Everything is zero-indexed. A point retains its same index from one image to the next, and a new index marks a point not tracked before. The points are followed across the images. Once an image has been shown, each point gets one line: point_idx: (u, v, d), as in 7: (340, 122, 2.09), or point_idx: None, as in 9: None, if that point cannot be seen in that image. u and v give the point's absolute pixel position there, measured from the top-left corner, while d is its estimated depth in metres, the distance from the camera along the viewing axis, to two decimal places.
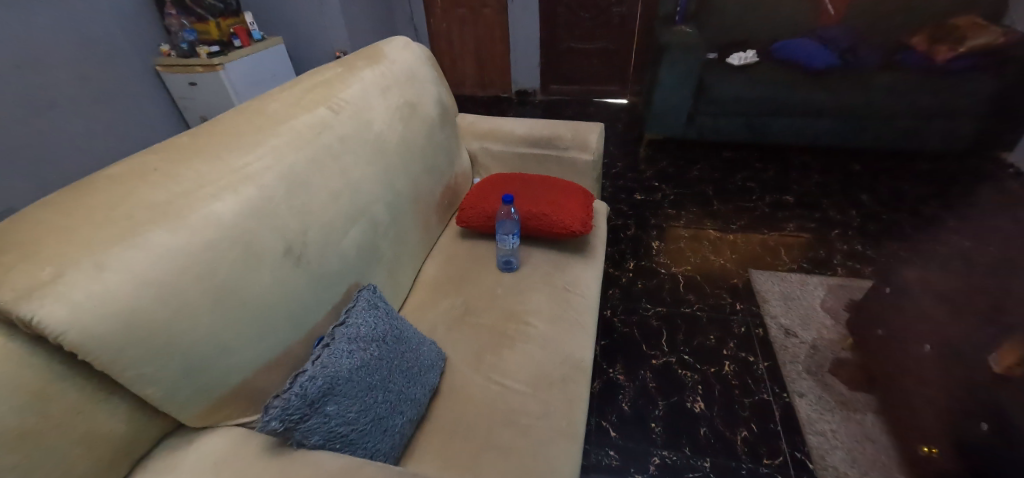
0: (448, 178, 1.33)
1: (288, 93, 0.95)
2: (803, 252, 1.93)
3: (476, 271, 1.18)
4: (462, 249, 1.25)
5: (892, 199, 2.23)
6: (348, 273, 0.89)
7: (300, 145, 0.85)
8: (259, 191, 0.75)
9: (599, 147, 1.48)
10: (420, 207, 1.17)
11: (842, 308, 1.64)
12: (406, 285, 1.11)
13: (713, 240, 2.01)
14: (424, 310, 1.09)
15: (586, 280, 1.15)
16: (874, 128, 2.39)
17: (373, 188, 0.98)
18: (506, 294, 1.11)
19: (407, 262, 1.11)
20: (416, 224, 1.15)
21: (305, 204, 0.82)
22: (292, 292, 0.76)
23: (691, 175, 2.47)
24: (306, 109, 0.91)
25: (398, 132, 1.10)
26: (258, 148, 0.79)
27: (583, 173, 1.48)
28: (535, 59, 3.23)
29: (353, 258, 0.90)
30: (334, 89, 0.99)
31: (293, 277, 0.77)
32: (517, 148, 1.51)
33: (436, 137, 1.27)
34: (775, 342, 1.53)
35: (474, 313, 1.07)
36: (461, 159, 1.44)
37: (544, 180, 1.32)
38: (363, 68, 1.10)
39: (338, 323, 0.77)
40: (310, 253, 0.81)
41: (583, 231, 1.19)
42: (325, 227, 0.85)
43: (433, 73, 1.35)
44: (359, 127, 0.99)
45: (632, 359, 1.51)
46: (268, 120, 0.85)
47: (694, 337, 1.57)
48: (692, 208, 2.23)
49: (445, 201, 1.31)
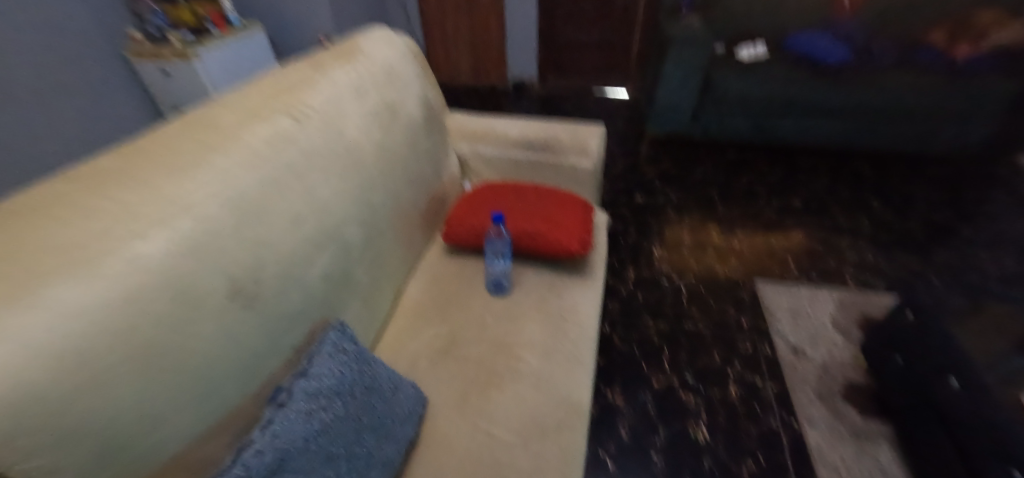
0: (434, 187, 1.21)
1: (245, 98, 0.81)
2: (812, 262, 1.83)
3: (464, 293, 1.07)
4: (450, 268, 1.14)
5: (902, 205, 2.13)
6: (312, 308, 0.77)
7: (257, 160, 0.72)
8: (200, 222, 0.62)
9: (601, 153, 1.36)
10: (401, 222, 1.05)
11: (853, 326, 1.55)
12: (385, 313, 0.99)
13: (719, 249, 1.90)
14: (404, 340, 0.98)
15: (584, 306, 1.05)
16: (886, 129, 2.28)
17: (344, 206, 0.86)
18: (495, 322, 1.01)
19: (386, 287, 1.00)
20: (397, 242, 1.04)
21: (259, 233, 0.69)
22: (241, 339, 0.65)
23: (694, 175, 2.35)
24: (263, 114, 0.77)
25: (375, 141, 0.98)
26: (202, 168, 0.66)
27: (582, 182, 1.36)
28: (532, 49, 3.07)
29: (319, 290, 0.79)
30: (300, 92, 0.85)
31: (242, 322, 0.65)
32: (512, 153, 1.39)
33: (420, 143, 1.15)
34: (784, 363, 1.44)
35: (461, 344, 0.97)
36: (449, 165, 1.32)
37: (541, 193, 1.21)
38: (335, 66, 0.97)
39: (297, 374, 0.67)
40: (265, 289, 0.69)
41: (582, 252, 1.07)
42: (285, 258, 0.73)
43: (416, 71, 1.22)
44: (327, 135, 0.85)
45: (632, 381, 1.41)
46: (216, 132, 0.72)
47: (698, 357, 1.47)
48: (696, 212, 2.12)
49: (431, 213, 1.20)
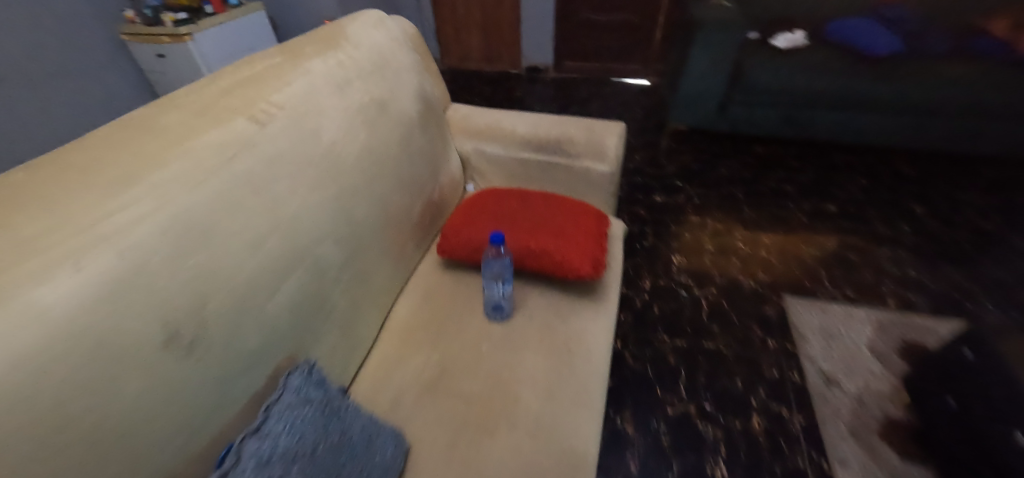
0: (430, 192, 1.09)
1: (199, 94, 0.68)
2: (847, 276, 1.66)
3: (459, 316, 0.96)
4: (444, 284, 1.02)
5: (949, 212, 1.94)
6: (272, 346, 0.66)
7: (204, 174, 0.59)
8: (120, 257, 0.50)
9: (619, 154, 1.22)
10: (390, 235, 0.93)
11: (892, 352, 1.40)
12: (368, 338, 0.89)
13: (744, 257, 1.74)
14: (389, 370, 0.87)
15: (594, 335, 0.92)
16: (936, 128, 2.06)
17: (317, 223, 0.74)
18: (492, 352, 0.89)
19: (369, 308, 0.88)
20: (384, 257, 0.92)
21: (204, 263, 0.58)
22: (176, 395, 0.54)
23: (719, 172, 2.17)
24: (216, 116, 0.65)
25: (359, 144, 0.85)
26: (131, 187, 0.54)
27: (596, 187, 1.22)
28: (548, 31, 2.88)
29: (282, 324, 0.68)
30: (266, 87, 0.72)
31: (177, 373, 0.54)
32: (519, 152, 1.25)
33: (414, 143, 1.02)
34: (813, 392, 1.30)
35: (452, 377, 0.86)
36: (448, 165, 1.19)
37: (549, 202, 1.07)
38: (311, 55, 0.83)
39: (248, 432, 0.57)
40: (211, 330, 0.58)
41: (592, 275, 0.93)
42: (238, 291, 0.61)
43: (412, 59, 1.08)
44: (298, 138, 0.72)
45: (643, 405, 1.30)
46: (155, 138, 0.60)
47: (717, 380, 1.35)
48: (720, 214, 1.95)
49: (426, 221, 1.08)
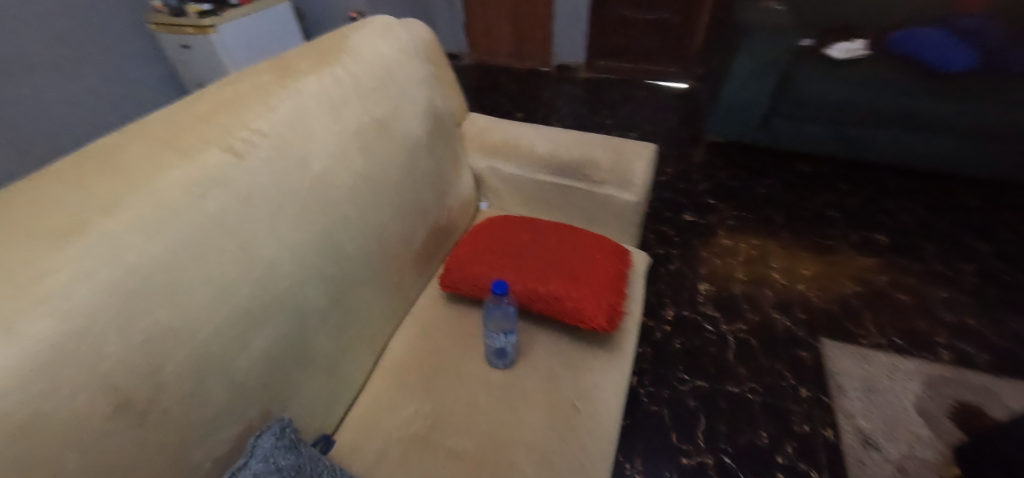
0: (435, 217, 1.01)
1: (174, 120, 0.62)
2: (894, 320, 1.50)
3: (457, 359, 0.89)
4: (444, 319, 0.95)
5: (1019, 252, 1.73)
6: (243, 404, 0.61)
7: (168, 219, 0.53)
8: (62, 321, 0.44)
9: (646, 182, 1.10)
10: (388, 269, 0.87)
11: (943, 414, 1.25)
12: (357, 380, 0.82)
13: (779, 290, 1.60)
14: (378, 417, 0.81)
15: (602, 392, 0.84)
16: (1010, 156, 1.84)
17: (300, 264, 0.67)
18: (490, 405, 0.82)
19: (360, 349, 0.82)
20: (380, 292, 0.85)
21: (162, 321, 0.52)
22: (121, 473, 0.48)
23: (757, 192, 2.01)
24: (188, 149, 0.58)
25: (355, 172, 0.77)
26: (80, 237, 0.48)
27: (618, 216, 1.12)
28: (582, 29, 2.73)
29: (254, 380, 0.62)
30: (247, 112, 0.65)
31: (126, 446, 0.49)
32: (537, 174, 1.15)
33: (419, 166, 0.94)
34: (848, 455, 1.18)
35: (444, 431, 0.79)
36: (459, 185, 1.11)
37: (563, 237, 0.99)
38: (305, 72, 0.75)
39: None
40: (168, 395, 0.52)
41: (607, 329, 0.85)
42: (201, 347, 0.55)
43: (422, 72, 0.99)
44: (282, 171, 0.65)
45: (655, 453, 1.20)
46: (114, 175, 0.53)
47: (740, 432, 1.23)
48: (755, 239, 1.80)
49: (429, 248, 1.00)
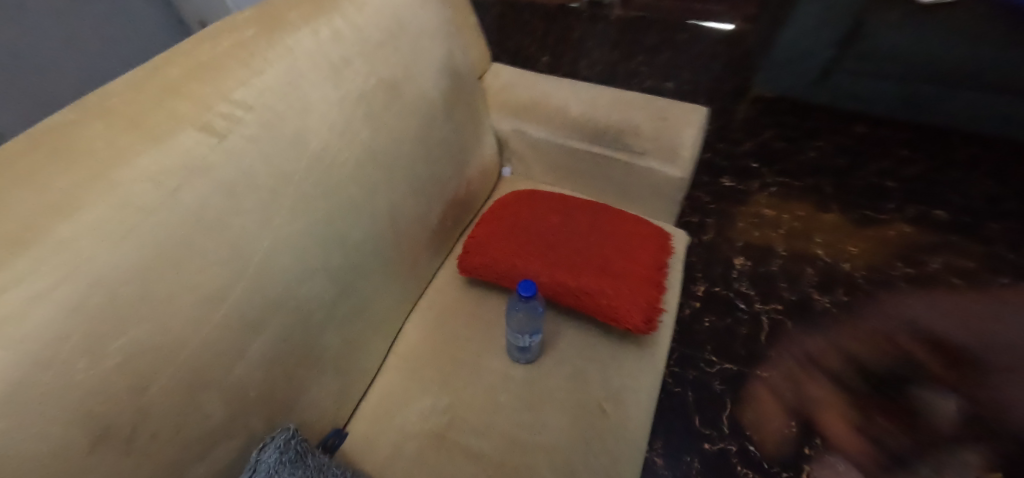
0: (453, 190, 0.90)
1: (138, 92, 0.50)
2: (947, 307, 1.39)
3: (475, 350, 0.82)
4: (462, 304, 0.88)
5: None
6: (243, 415, 0.56)
7: (137, 219, 0.44)
8: (17, 353, 0.37)
9: (694, 153, 0.96)
10: (400, 253, 0.78)
11: (988, 414, 1.18)
12: (368, 370, 0.77)
13: (822, 268, 1.48)
14: (391, 410, 0.76)
15: (632, 395, 0.77)
16: None
17: (297, 258, 0.59)
18: (509, 403, 0.77)
19: (371, 340, 0.76)
20: (391, 279, 0.78)
21: (140, 337, 0.44)
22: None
23: (807, 156, 1.82)
24: (156, 128, 0.48)
25: (359, 147, 0.67)
26: (29, 246, 0.39)
27: (657, 191, 1.01)
28: None
29: (254, 389, 0.56)
30: (227, 78, 0.53)
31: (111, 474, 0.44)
32: (567, 140, 1.01)
33: (435, 134, 0.82)
34: (881, 450, 1.13)
35: (461, 429, 0.74)
36: (480, 151, 0.99)
37: (596, 220, 0.89)
38: (296, 24, 0.62)
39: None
40: (155, 416, 0.47)
41: (643, 328, 0.77)
42: (191, 361, 0.49)
43: (439, 19, 0.84)
44: (273, 153, 0.55)
45: (679, 437, 1.16)
46: (68, 164, 0.44)
47: (768, 419, 1.18)
48: (799, 208, 1.66)
49: (447, 224, 0.91)
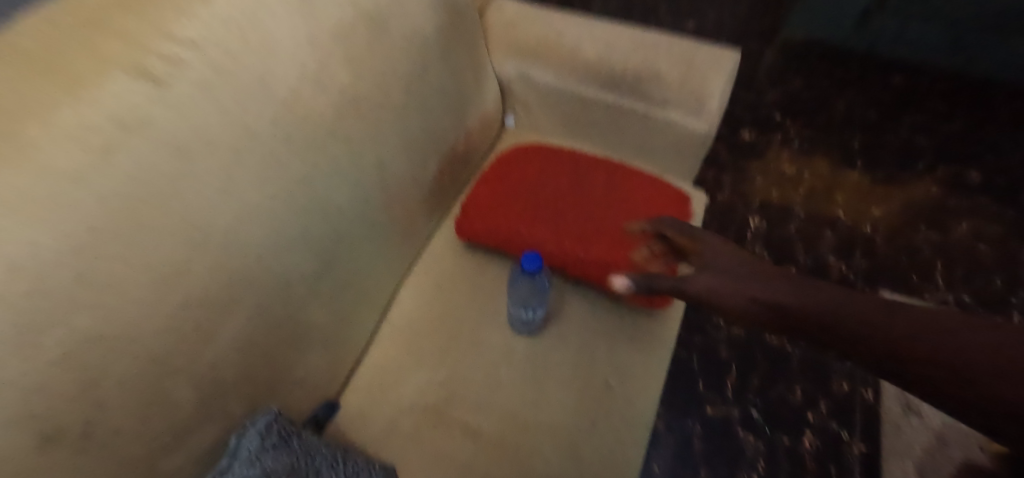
0: (450, 145, 0.81)
1: (56, 31, 0.41)
2: (970, 275, 1.34)
3: (475, 321, 0.77)
4: (461, 271, 0.81)
5: None
6: (219, 400, 0.51)
7: (63, 187, 0.35)
8: None
9: (722, 104, 0.85)
10: (390, 216, 0.71)
11: None
12: (358, 342, 0.72)
13: (841, 230, 1.41)
14: (386, 383, 0.72)
15: (639, 371, 0.73)
16: None
17: (267, 227, 0.52)
18: (510, 378, 0.72)
19: (360, 311, 0.71)
20: (380, 245, 0.71)
21: (85, 328, 0.38)
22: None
23: (837, 107, 1.67)
24: (80, 74, 0.38)
25: (337, 94, 0.57)
26: None
27: (677, 148, 0.91)
28: None
29: (228, 373, 0.51)
30: (167, 11, 0.43)
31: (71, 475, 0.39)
32: (579, 87, 0.89)
33: (429, 80, 0.72)
34: (886, 419, 1.11)
35: (459, 404, 0.70)
36: (480, 99, 0.88)
37: (608, 183, 0.82)
38: None
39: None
40: (114, 412, 0.41)
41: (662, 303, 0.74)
42: (152, 349, 0.43)
43: None
44: (231, 105, 0.46)
45: (682, 402, 1.14)
46: None
47: (773, 386, 1.16)
48: (824, 165, 1.55)
49: (444, 183, 0.83)
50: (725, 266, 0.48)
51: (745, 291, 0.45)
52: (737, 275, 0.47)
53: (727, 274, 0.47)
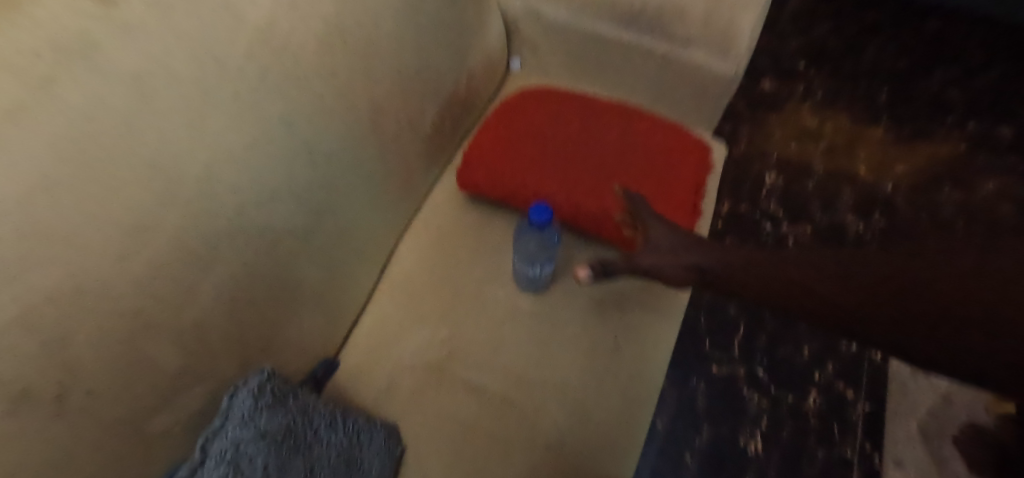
0: (450, 88, 0.74)
1: None
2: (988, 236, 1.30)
3: (478, 278, 0.73)
4: (462, 226, 0.77)
5: None
6: (207, 358, 0.48)
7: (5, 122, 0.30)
8: None
9: (750, 43, 0.77)
10: (386, 166, 0.66)
11: None
12: (356, 298, 0.69)
13: (862, 187, 1.35)
14: (386, 340, 0.70)
15: (648, 329, 0.70)
16: None
17: (247, 172, 0.47)
18: (515, 336, 0.70)
19: (356, 267, 0.67)
20: (376, 197, 0.66)
21: (46, 283, 0.33)
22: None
23: (865, 56, 1.56)
24: None
25: (317, 21, 0.51)
26: None
27: (696, 93, 0.85)
28: None
29: (214, 330, 0.48)
30: None
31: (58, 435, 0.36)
32: (594, 23, 0.80)
33: (423, 12, 0.64)
34: (893, 379, 1.10)
35: (463, 363, 0.68)
36: (483, 37, 0.79)
37: (623, 130, 0.75)
38: None
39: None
40: (91, 371, 0.37)
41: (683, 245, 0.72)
42: (126, 305, 0.39)
43: None
44: (188, 28, 0.41)
45: (687, 361, 1.13)
46: None
47: (781, 345, 1.14)
48: (847, 118, 1.46)
49: (443, 131, 0.76)
50: (668, 242, 0.48)
51: (679, 260, 0.46)
52: (673, 247, 0.48)
53: (668, 249, 0.47)
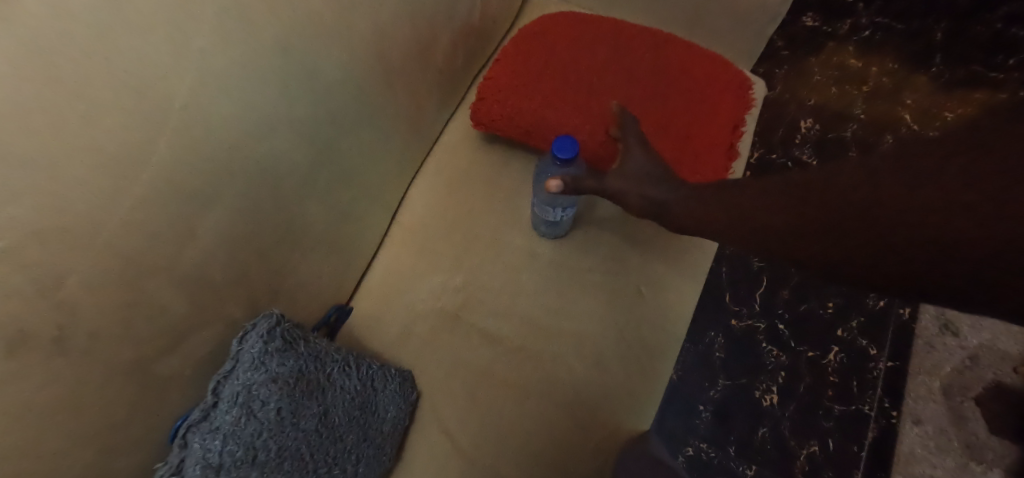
0: (464, 14, 0.67)
1: None
2: None
3: (494, 224, 0.70)
4: (478, 169, 0.72)
5: None
6: (214, 301, 0.46)
7: None
8: None
9: None
10: (395, 101, 0.60)
11: None
12: (367, 243, 0.66)
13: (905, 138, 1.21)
14: (399, 287, 0.67)
15: (673, 279, 0.66)
16: None
17: (243, 102, 0.43)
18: (533, 285, 0.67)
19: (366, 210, 0.63)
20: (385, 135, 0.61)
21: (29, 221, 0.30)
22: (52, 422, 0.35)
23: None
24: None
25: None
26: None
27: (737, 20, 0.75)
28: None
29: (218, 272, 0.46)
30: None
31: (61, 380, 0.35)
32: None
33: None
34: (920, 337, 1.06)
35: (478, 310, 0.66)
36: None
37: (653, 55, 0.69)
38: None
39: (188, 425, 0.42)
40: (93, 314, 0.36)
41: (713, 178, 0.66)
42: (123, 246, 0.36)
43: None
44: None
45: (706, 314, 1.11)
46: None
47: (805, 299, 1.10)
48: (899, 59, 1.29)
49: (457, 64, 0.70)
50: (639, 170, 0.59)
51: (641, 190, 0.58)
52: (643, 177, 0.58)
53: (636, 177, 0.58)
